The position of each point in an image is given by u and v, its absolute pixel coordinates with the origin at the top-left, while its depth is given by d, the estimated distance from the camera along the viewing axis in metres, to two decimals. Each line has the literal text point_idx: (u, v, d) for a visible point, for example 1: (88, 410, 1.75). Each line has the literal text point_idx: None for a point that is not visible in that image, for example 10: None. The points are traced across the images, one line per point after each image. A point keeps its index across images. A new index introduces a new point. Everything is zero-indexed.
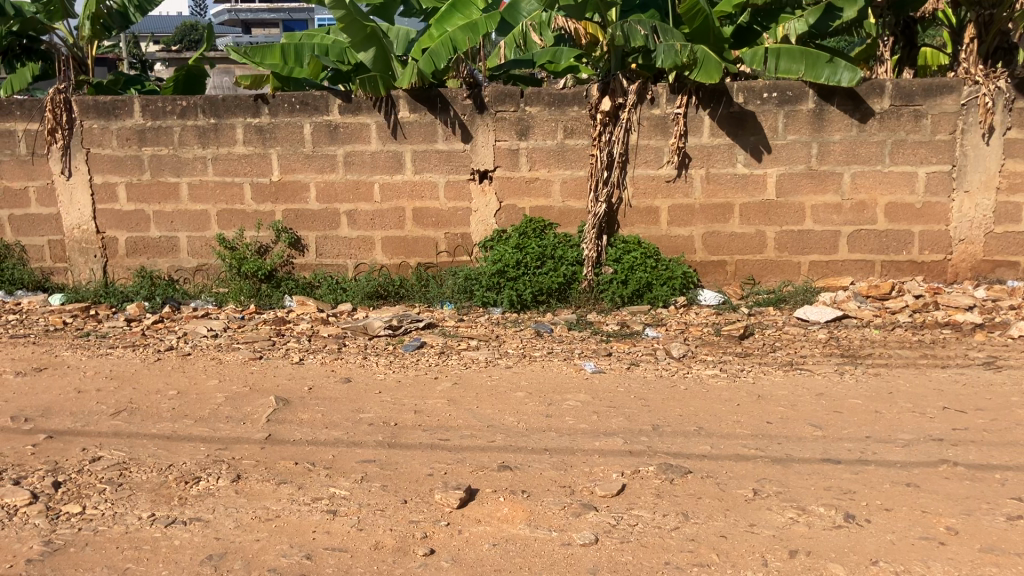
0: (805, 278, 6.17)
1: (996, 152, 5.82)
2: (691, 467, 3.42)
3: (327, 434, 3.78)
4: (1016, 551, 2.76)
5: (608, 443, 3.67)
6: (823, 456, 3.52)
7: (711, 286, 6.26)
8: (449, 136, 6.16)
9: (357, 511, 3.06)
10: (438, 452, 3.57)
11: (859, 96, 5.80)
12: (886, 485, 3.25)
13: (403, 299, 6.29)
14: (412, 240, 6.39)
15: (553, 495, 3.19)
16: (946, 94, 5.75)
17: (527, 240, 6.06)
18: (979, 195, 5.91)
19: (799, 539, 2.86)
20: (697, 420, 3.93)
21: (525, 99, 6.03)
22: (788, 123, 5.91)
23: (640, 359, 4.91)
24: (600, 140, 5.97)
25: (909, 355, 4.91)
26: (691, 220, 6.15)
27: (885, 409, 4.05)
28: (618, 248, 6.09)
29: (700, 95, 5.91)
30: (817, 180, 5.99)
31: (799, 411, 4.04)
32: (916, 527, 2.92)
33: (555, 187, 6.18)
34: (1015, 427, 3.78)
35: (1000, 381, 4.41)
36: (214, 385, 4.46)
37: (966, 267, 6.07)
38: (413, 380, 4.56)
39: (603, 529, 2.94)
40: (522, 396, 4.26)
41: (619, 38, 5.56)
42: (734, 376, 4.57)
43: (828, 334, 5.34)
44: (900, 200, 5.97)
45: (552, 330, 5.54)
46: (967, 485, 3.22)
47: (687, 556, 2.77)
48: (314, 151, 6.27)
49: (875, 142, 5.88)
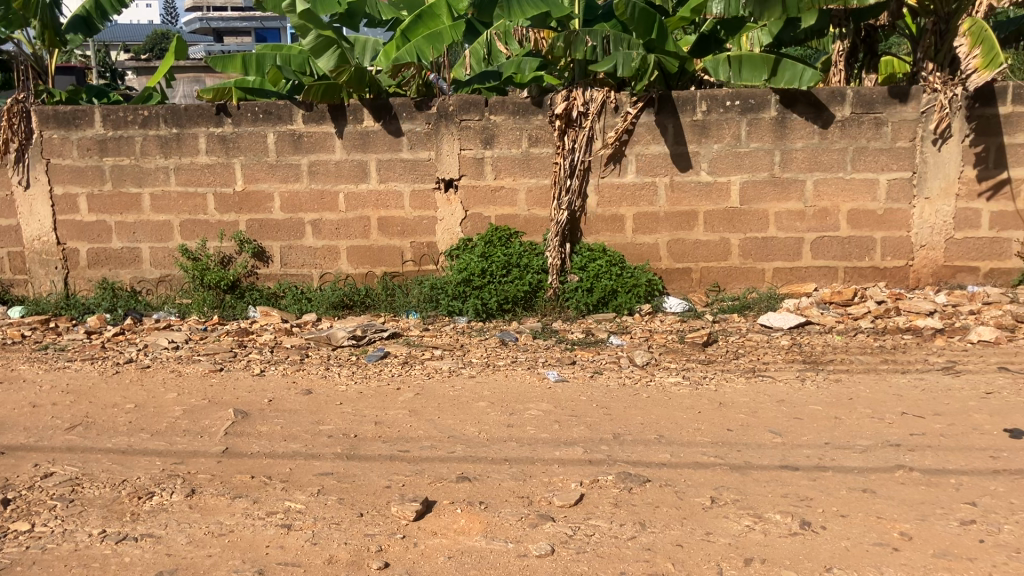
0: (769, 285, 6.21)
1: (954, 158, 5.88)
2: (650, 475, 3.42)
3: (285, 446, 3.75)
4: (968, 556, 2.78)
5: (568, 452, 3.66)
6: (781, 463, 3.53)
7: (676, 293, 6.28)
8: (413, 144, 6.14)
9: (312, 525, 3.03)
10: (397, 464, 3.55)
11: (820, 104, 5.85)
12: (843, 491, 3.26)
13: (368, 309, 6.24)
14: (377, 249, 6.35)
15: (510, 506, 3.17)
16: (905, 101, 5.82)
17: (492, 249, 6.04)
18: (939, 201, 5.97)
19: (755, 547, 2.87)
20: (658, 428, 3.94)
21: (489, 108, 6.03)
22: (751, 130, 5.94)
23: (604, 367, 4.91)
24: (563, 148, 5.97)
25: (869, 361, 4.95)
26: (655, 227, 6.16)
27: (845, 415, 4.07)
28: (582, 255, 6.09)
29: (664, 103, 5.94)
30: (780, 187, 6.02)
31: (759, 418, 4.05)
32: (871, 533, 2.93)
33: (520, 195, 6.18)
34: (971, 432, 3.81)
35: (958, 386, 4.45)
36: (172, 398, 4.41)
37: (927, 273, 6.12)
38: (375, 391, 4.52)
39: (559, 540, 2.93)
40: (483, 406, 4.25)
41: (563, 48, 5.65)
42: (697, 384, 4.58)
43: (790, 341, 5.36)
44: (862, 207, 6.02)
45: (518, 338, 5.52)
46: (922, 491, 3.24)
47: (643, 566, 2.77)
48: (278, 160, 6.23)
49: (836, 149, 5.93)
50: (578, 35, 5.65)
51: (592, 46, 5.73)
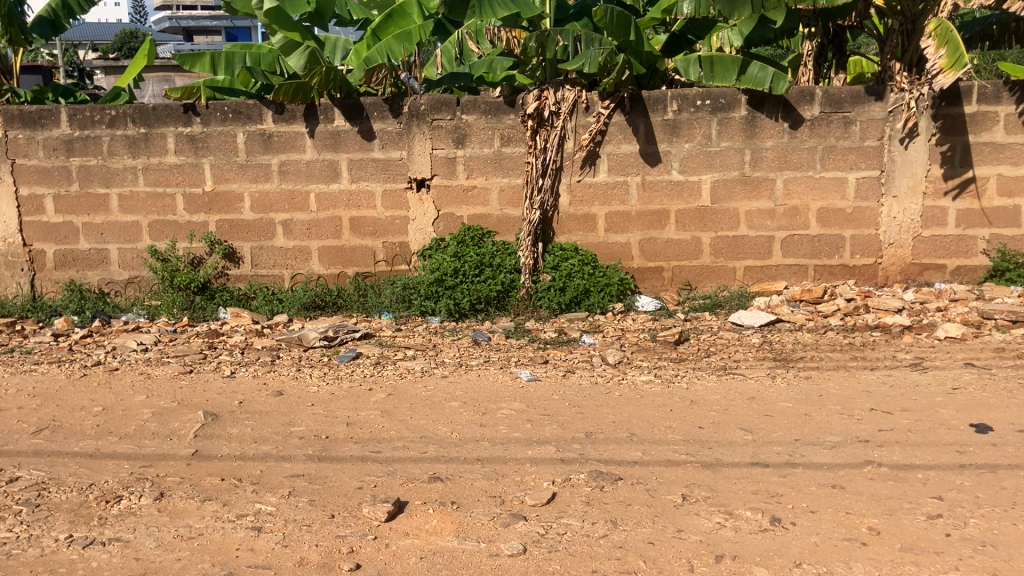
0: (740, 283, 6.25)
1: (921, 157, 5.95)
2: (622, 473, 3.43)
3: (255, 448, 3.72)
4: (935, 550, 2.81)
5: (540, 451, 3.67)
6: (752, 460, 3.55)
7: (648, 292, 6.30)
8: (385, 144, 6.12)
9: (283, 527, 3.01)
10: (369, 465, 3.54)
11: (789, 103, 5.90)
12: (812, 487, 3.29)
13: (340, 309, 6.21)
14: (349, 249, 6.32)
15: (483, 505, 3.17)
16: (873, 100, 5.88)
17: (465, 248, 6.03)
18: (907, 199, 6.03)
19: (726, 544, 2.88)
20: (630, 426, 3.95)
21: (461, 108, 6.02)
22: (721, 129, 5.97)
23: (576, 366, 4.92)
24: (535, 147, 5.98)
25: (839, 358, 4.99)
26: (627, 226, 6.18)
27: (814, 412, 4.11)
28: (555, 255, 6.09)
29: (635, 103, 5.96)
30: (751, 186, 6.06)
31: (730, 416, 4.07)
32: (840, 528, 2.96)
33: (493, 195, 6.17)
34: (938, 427, 3.86)
35: (925, 382, 4.51)
36: (141, 400, 4.36)
37: (896, 270, 6.19)
38: (346, 392, 4.50)
39: (531, 539, 2.93)
40: (456, 406, 4.24)
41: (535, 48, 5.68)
42: (668, 382, 4.60)
43: (761, 339, 5.40)
44: (831, 205, 6.08)
45: (491, 338, 5.52)
46: (891, 486, 3.27)
47: (615, 564, 2.77)
48: (247, 160, 6.19)
49: (805, 148, 5.98)
50: (549, 35, 5.68)
51: (564, 45, 5.77)
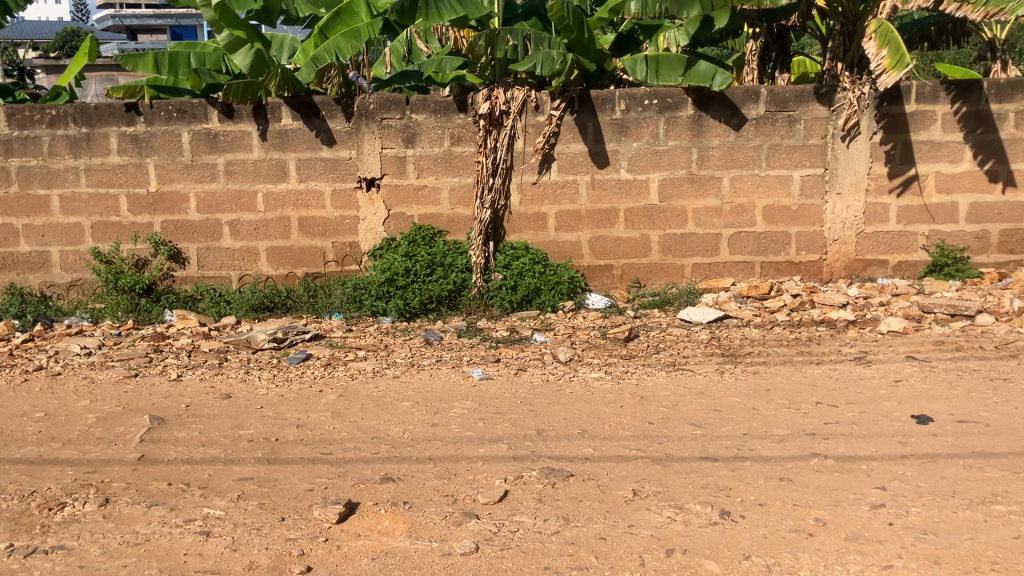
0: (688, 281, 6.31)
1: (863, 155, 6.08)
2: (573, 470, 3.45)
3: (203, 452, 3.67)
4: (879, 539, 2.87)
5: (492, 449, 3.67)
6: (701, 454, 3.60)
7: (599, 290, 6.34)
8: (333, 143, 6.07)
9: (232, 531, 2.97)
10: (319, 467, 3.51)
11: (735, 103, 5.98)
12: (760, 480, 3.34)
13: (290, 310, 6.14)
14: (298, 250, 6.26)
15: (435, 505, 3.16)
16: (816, 100, 5.99)
17: (416, 248, 6.01)
18: (850, 197, 6.16)
19: (676, 538, 2.91)
20: (581, 423, 3.97)
21: (410, 107, 6.00)
22: (668, 128, 6.04)
23: (528, 364, 4.93)
24: (485, 146, 5.98)
25: (785, 353, 5.08)
26: (578, 225, 6.21)
27: (762, 406, 4.17)
28: (506, 253, 6.10)
29: (583, 103, 6.00)
30: (698, 184, 6.13)
31: (679, 411, 4.12)
32: (788, 520, 3.01)
33: (443, 194, 6.16)
34: (881, 419, 3.94)
35: (869, 375, 4.60)
36: (85, 405, 4.28)
37: (840, 266, 6.31)
38: (296, 394, 4.46)
39: (483, 538, 2.93)
40: (407, 406, 4.23)
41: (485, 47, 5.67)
42: (619, 379, 4.64)
43: (709, 334, 5.46)
44: (777, 203, 6.17)
45: (442, 338, 5.51)
46: (836, 478, 3.34)
47: (567, 560, 2.79)
48: (193, 160, 6.09)
49: (751, 147, 6.07)
50: (499, 35, 5.68)
51: (513, 45, 5.78)
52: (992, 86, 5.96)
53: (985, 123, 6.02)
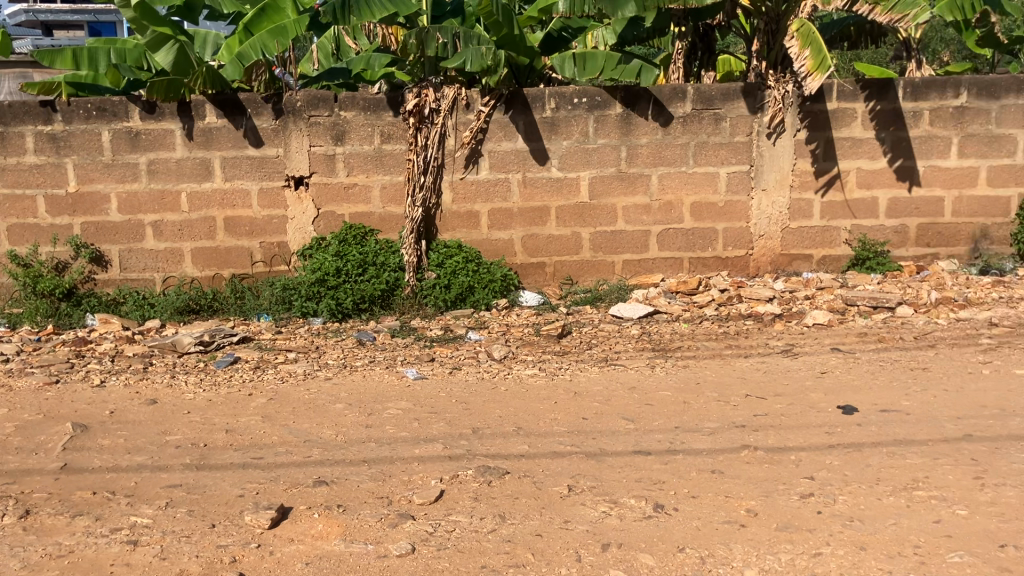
0: (619, 277, 6.37)
1: (787, 152, 6.22)
2: (509, 468, 3.45)
3: (129, 459, 3.57)
4: (808, 528, 2.94)
5: (427, 449, 3.65)
6: (635, 448, 3.63)
7: (531, 287, 6.35)
8: (260, 141, 5.97)
9: (160, 539, 2.89)
10: (250, 472, 3.44)
11: (663, 101, 6.05)
12: (693, 472, 3.39)
13: (217, 313, 5.99)
14: (224, 250, 6.14)
15: (369, 507, 3.13)
16: (742, 98, 6.10)
17: (346, 247, 5.93)
18: (775, 193, 6.29)
19: (611, 532, 2.94)
20: (516, 420, 3.98)
21: (339, 104, 5.93)
22: (598, 127, 6.09)
23: (462, 363, 4.92)
24: (416, 144, 5.94)
25: (714, 347, 5.16)
26: (510, 223, 6.22)
27: (693, 399, 4.23)
28: (439, 252, 6.07)
29: (514, 101, 6.00)
30: (628, 182, 6.19)
31: (612, 406, 4.15)
32: (720, 512, 3.06)
33: (373, 192, 6.10)
34: (809, 410, 4.04)
35: (795, 367, 4.71)
36: (2, 414, 4.13)
37: (766, 261, 6.44)
38: (225, 398, 4.37)
39: (419, 538, 2.91)
40: (340, 408, 4.18)
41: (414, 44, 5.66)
42: (553, 375, 4.65)
43: (640, 330, 5.52)
44: (704, 200, 6.27)
45: (375, 338, 5.46)
46: (765, 469, 3.40)
47: (503, 558, 2.79)
48: (114, 159, 5.93)
49: (679, 144, 6.15)
50: (429, 32, 5.68)
51: (443, 43, 5.78)
52: (906, 85, 6.14)
53: (899, 121, 6.21)
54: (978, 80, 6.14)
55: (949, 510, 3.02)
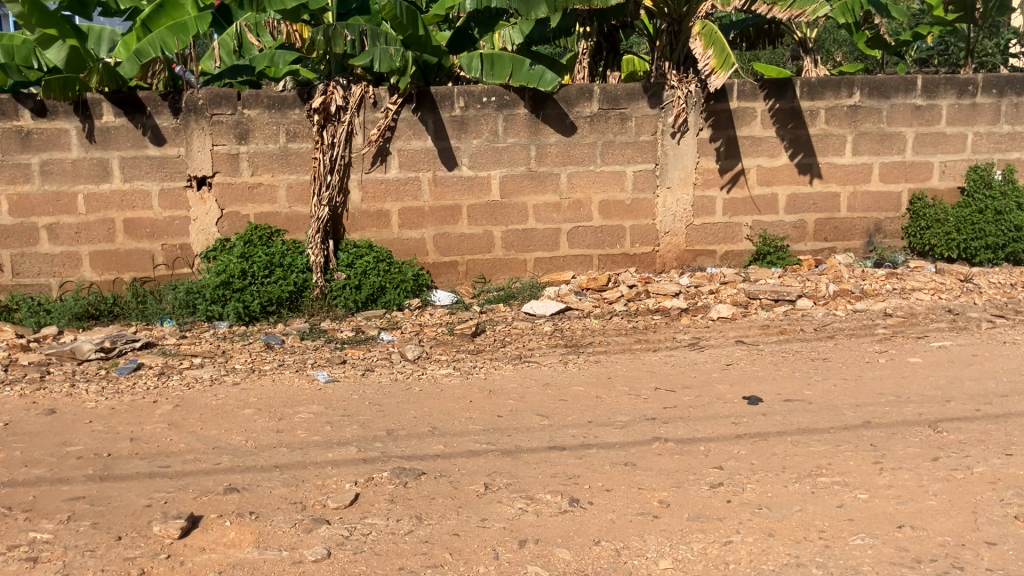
0: (530, 275, 6.41)
1: (691, 150, 6.36)
2: (424, 468, 3.43)
3: (26, 472, 3.42)
4: (718, 517, 3.02)
5: (341, 453, 3.60)
6: (549, 444, 3.66)
7: (443, 286, 6.34)
8: (160, 140, 5.81)
9: (62, 555, 2.79)
10: (157, 481, 3.34)
11: (570, 100, 6.12)
12: (606, 466, 3.43)
13: (117, 318, 5.79)
14: (124, 253, 5.94)
15: (283, 512, 3.08)
16: (646, 97, 6.21)
17: (252, 248, 5.81)
18: (680, 190, 6.43)
19: (528, 529, 2.96)
20: (430, 420, 3.97)
21: (242, 102, 5.81)
22: (507, 126, 6.11)
23: (374, 364, 4.87)
24: (322, 142, 5.86)
25: (624, 342, 5.24)
26: (421, 222, 6.19)
27: (605, 394, 4.29)
28: (348, 252, 6.00)
29: (422, 99, 5.99)
30: (537, 180, 6.24)
31: (526, 403, 4.18)
32: (634, 504, 3.11)
33: (280, 192, 5.99)
34: (716, 401, 4.14)
35: (703, 360, 4.82)
36: None
37: (673, 257, 6.57)
38: (128, 406, 4.23)
39: (335, 543, 2.88)
40: (250, 413, 4.09)
41: (322, 43, 5.54)
42: (466, 374, 4.65)
43: (552, 327, 5.57)
44: (612, 197, 6.36)
45: (284, 341, 5.36)
46: (676, 460, 3.48)
47: (421, 559, 2.78)
48: (3, 160, 5.67)
49: (587, 143, 6.23)
50: (336, 30, 5.54)
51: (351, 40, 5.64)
52: (803, 85, 6.35)
53: (796, 119, 6.41)
54: (870, 80, 6.39)
55: (850, 495, 3.14)
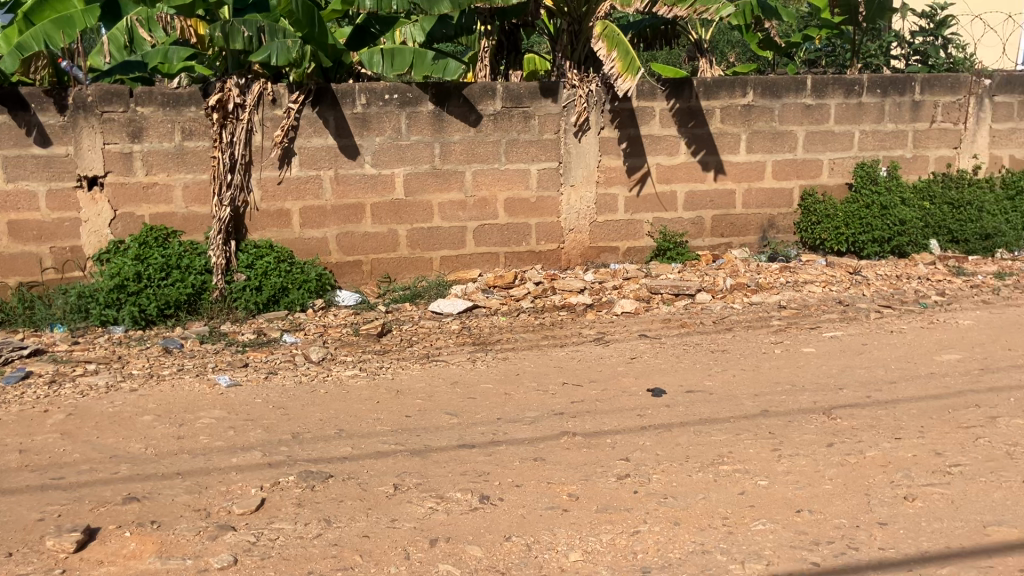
0: (436, 273, 6.39)
1: (593, 149, 6.45)
2: (332, 471, 3.39)
3: None
4: (626, 508, 3.07)
5: (245, 458, 3.52)
6: (458, 442, 3.66)
7: (348, 286, 6.26)
8: (46, 138, 5.57)
9: None
10: (50, 494, 3.21)
11: (473, 98, 6.13)
12: (516, 462, 3.45)
13: (3, 325, 5.52)
14: (9, 257, 5.67)
15: (185, 521, 2.99)
16: (549, 96, 6.27)
17: (148, 250, 5.62)
18: (583, 187, 6.51)
19: (439, 527, 2.95)
20: (337, 422, 3.91)
21: (134, 99, 5.62)
22: (410, 124, 6.08)
23: (278, 367, 4.78)
24: (220, 141, 5.71)
25: (531, 338, 5.28)
26: (324, 221, 6.10)
27: (513, 390, 4.32)
28: (249, 253, 5.87)
29: (323, 96, 5.90)
30: (441, 178, 6.22)
31: (434, 402, 4.17)
32: (543, 498, 3.14)
33: (176, 192, 5.82)
34: (621, 394, 4.21)
35: (608, 354, 4.90)
36: None
37: (577, 254, 6.64)
38: (17, 417, 4.04)
39: (241, 549, 2.81)
40: (148, 420, 3.96)
41: (218, 39, 5.39)
42: (373, 375, 4.61)
43: (459, 325, 5.57)
44: (516, 195, 6.40)
45: (182, 345, 5.20)
46: (584, 453, 3.52)
47: (331, 562, 2.74)
48: None
49: (490, 141, 6.25)
50: (233, 25, 5.40)
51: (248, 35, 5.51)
52: (700, 84, 6.52)
53: (694, 117, 6.57)
54: (762, 80, 6.60)
55: (751, 482, 3.24)
